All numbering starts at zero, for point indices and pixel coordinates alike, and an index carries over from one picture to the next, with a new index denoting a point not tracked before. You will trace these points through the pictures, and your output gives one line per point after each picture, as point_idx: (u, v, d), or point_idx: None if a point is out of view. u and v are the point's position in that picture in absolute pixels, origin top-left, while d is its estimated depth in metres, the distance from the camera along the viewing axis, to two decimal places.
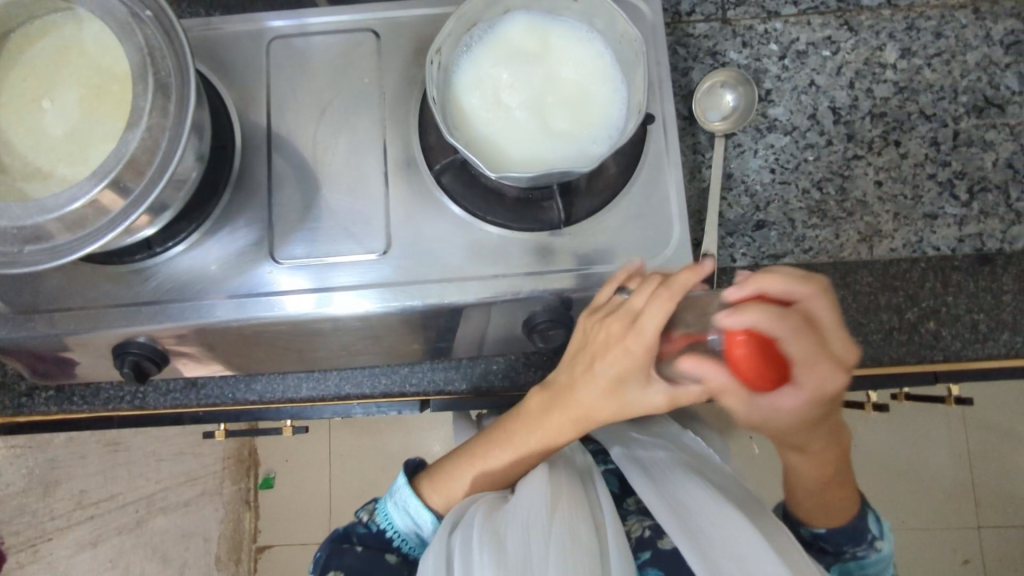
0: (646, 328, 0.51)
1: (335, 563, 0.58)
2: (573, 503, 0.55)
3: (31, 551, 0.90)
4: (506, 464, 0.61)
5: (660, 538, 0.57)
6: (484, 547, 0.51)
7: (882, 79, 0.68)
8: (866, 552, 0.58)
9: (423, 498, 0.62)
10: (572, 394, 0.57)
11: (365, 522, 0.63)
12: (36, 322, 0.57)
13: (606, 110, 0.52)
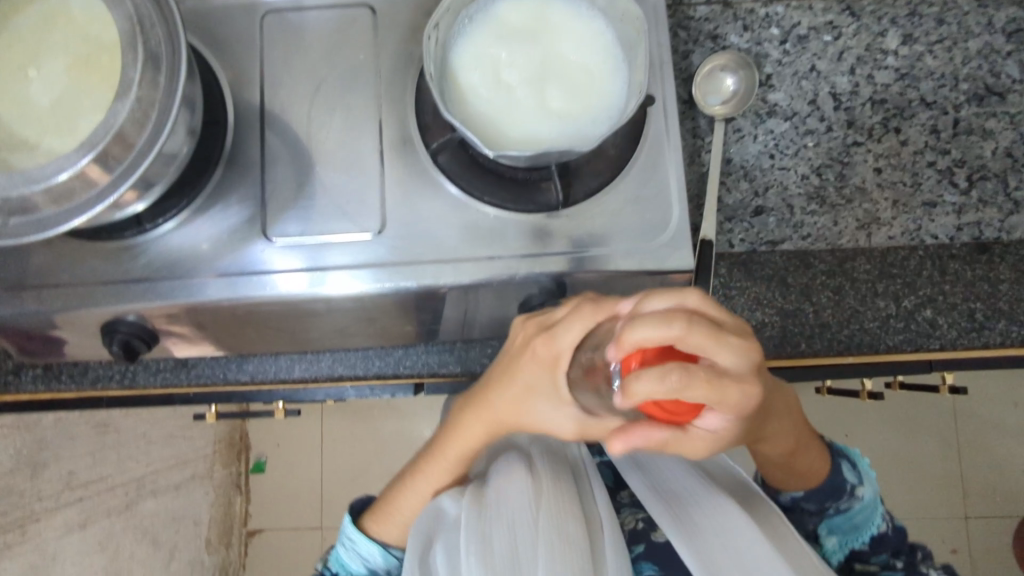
0: (560, 343, 0.51)
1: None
2: (564, 497, 0.56)
3: (19, 532, 0.81)
4: (438, 481, 0.62)
5: (654, 531, 0.58)
6: (472, 545, 0.52)
7: (883, 66, 0.67)
8: (848, 503, 0.59)
9: (366, 532, 0.64)
10: (487, 405, 0.58)
11: (322, 570, 0.66)
12: (23, 299, 0.56)
13: (606, 90, 0.51)
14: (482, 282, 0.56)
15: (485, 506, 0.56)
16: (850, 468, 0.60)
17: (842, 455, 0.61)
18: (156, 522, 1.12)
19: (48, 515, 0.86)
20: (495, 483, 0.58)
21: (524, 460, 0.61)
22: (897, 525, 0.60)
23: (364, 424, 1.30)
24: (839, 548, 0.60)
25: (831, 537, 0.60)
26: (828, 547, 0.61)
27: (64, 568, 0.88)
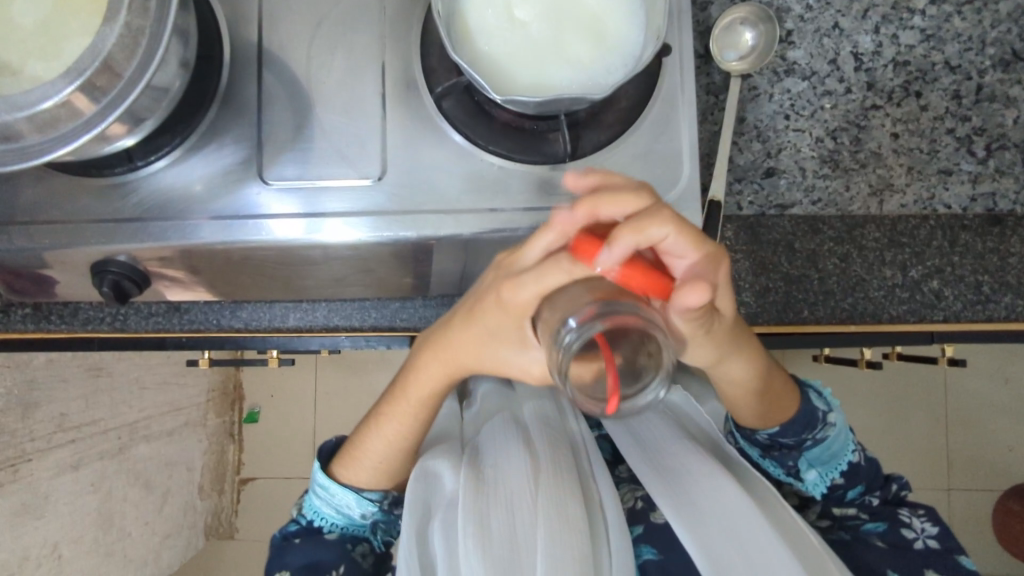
0: (529, 284, 0.45)
1: (279, 563, 0.64)
2: (564, 474, 0.54)
3: (11, 471, 0.80)
4: (402, 424, 0.63)
5: (653, 513, 0.58)
6: (468, 528, 0.50)
7: (908, 25, 0.64)
8: (823, 432, 0.59)
9: (334, 477, 0.66)
10: (447, 346, 0.58)
11: (295, 519, 0.67)
12: (10, 234, 0.54)
13: (623, 36, 0.48)
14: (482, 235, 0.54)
15: (482, 484, 0.53)
16: (818, 397, 0.61)
17: (812, 389, 0.61)
18: (149, 466, 1.13)
19: (40, 456, 0.85)
20: (490, 461, 0.57)
21: (522, 434, 0.60)
22: (869, 454, 0.62)
23: (355, 378, 1.33)
24: (820, 481, 0.60)
25: (811, 472, 0.60)
26: (811, 481, 0.60)
27: (57, 508, 0.89)
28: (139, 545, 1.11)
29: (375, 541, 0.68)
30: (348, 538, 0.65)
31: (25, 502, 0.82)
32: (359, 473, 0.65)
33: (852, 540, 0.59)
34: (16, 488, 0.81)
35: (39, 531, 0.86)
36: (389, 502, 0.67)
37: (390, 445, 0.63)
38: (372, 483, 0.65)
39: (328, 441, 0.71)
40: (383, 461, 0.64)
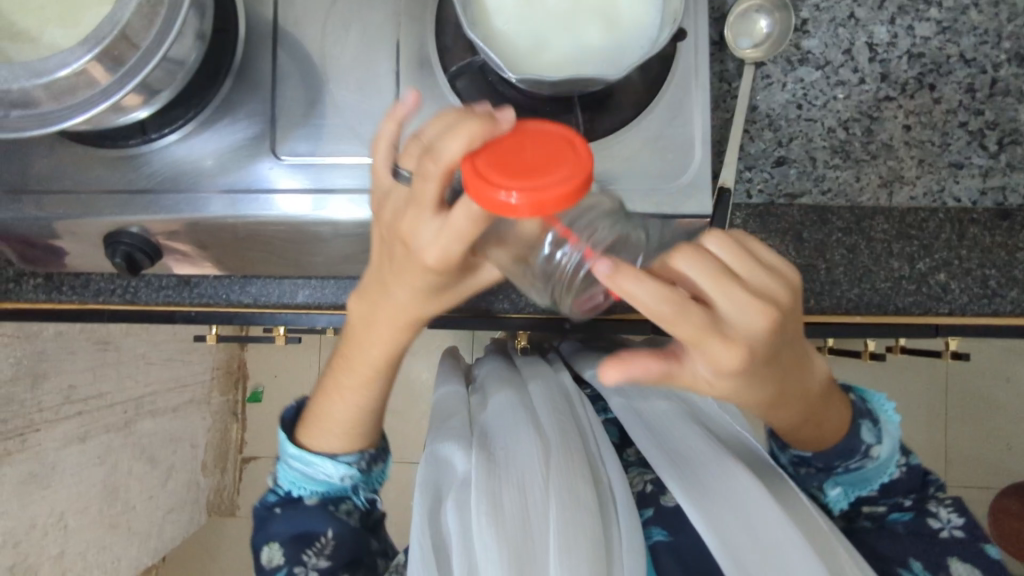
0: (431, 248, 0.40)
1: (263, 535, 0.59)
2: (574, 457, 0.54)
3: (19, 441, 0.81)
4: (357, 390, 0.57)
5: (664, 496, 0.58)
6: (480, 503, 0.49)
7: (925, 17, 0.64)
8: (859, 463, 0.53)
9: (305, 446, 0.59)
10: (391, 298, 0.49)
11: (273, 488, 0.61)
12: (23, 203, 0.55)
13: (640, 19, 0.48)
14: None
15: (494, 463, 0.53)
16: (868, 428, 0.53)
17: (865, 414, 0.54)
18: (153, 442, 1.13)
19: (48, 426, 0.86)
20: (501, 442, 0.56)
21: (530, 418, 0.60)
22: (911, 465, 0.55)
23: None
24: (842, 498, 0.55)
25: (835, 488, 0.55)
26: (834, 496, 0.55)
27: (63, 478, 0.90)
28: (142, 518, 1.12)
29: (359, 501, 0.61)
30: (330, 500, 0.59)
31: (31, 472, 0.83)
32: (331, 439, 0.59)
33: (873, 530, 0.54)
34: (24, 457, 0.82)
35: (45, 500, 0.87)
36: (367, 460, 0.61)
37: (359, 410, 0.58)
38: (347, 445, 0.59)
39: (287, 407, 0.64)
40: (354, 425, 0.58)
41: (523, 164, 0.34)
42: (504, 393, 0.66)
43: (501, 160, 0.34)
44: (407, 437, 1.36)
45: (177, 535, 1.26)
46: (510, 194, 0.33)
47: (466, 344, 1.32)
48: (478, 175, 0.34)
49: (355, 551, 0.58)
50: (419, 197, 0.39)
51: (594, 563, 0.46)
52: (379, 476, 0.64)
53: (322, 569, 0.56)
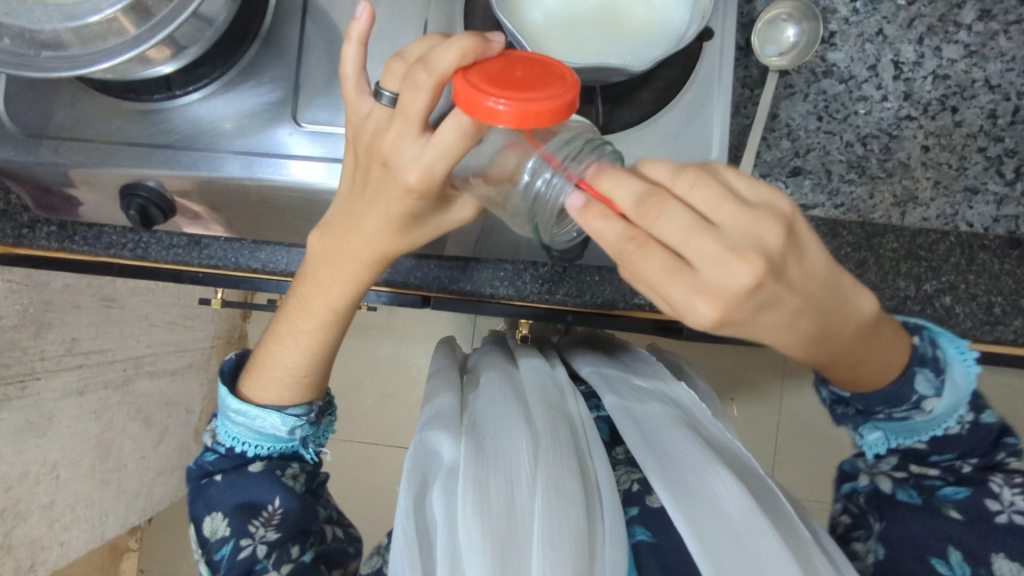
0: (410, 169, 0.43)
1: (204, 504, 0.58)
2: (563, 448, 0.54)
3: (19, 387, 0.81)
4: (321, 336, 0.59)
5: (649, 496, 0.58)
6: (467, 490, 0.49)
7: (953, 40, 0.64)
8: (906, 413, 0.50)
9: (250, 400, 0.60)
10: (358, 233, 0.51)
11: (211, 448, 0.60)
12: (42, 148, 0.55)
13: (669, 15, 0.49)
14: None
15: (483, 452, 0.53)
16: (926, 378, 0.49)
17: (928, 363, 0.49)
18: (149, 403, 1.14)
19: (49, 375, 0.86)
20: (492, 431, 0.56)
21: (521, 409, 0.60)
22: (974, 425, 0.51)
23: (360, 342, 1.36)
24: (882, 443, 0.53)
25: (875, 433, 0.52)
26: (870, 441, 0.53)
27: (58, 429, 0.91)
28: (132, 477, 1.12)
29: (308, 454, 0.63)
30: (275, 465, 0.59)
31: (28, 420, 0.84)
32: (276, 391, 0.60)
33: (921, 507, 0.51)
34: (22, 404, 0.82)
35: (40, 449, 0.87)
36: (316, 412, 0.62)
37: (314, 356, 0.60)
38: (296, 397, 0.61)
39: (227, 361, 0.64)
40: (305, 375, 0.60)
41: (511, 81, 0.37)
42: (496, 381, 0.67)
43: (493, 76, 0.37)
44: (399, 423, 1.37)
45: (166, 498, 1.27)
46: (498, 102, 0.36)
47: (466, 335, 1.33)
48: (472, 85, 0.37)
49: (303, 521, 0.59)
50: (407, 109, 0.42)
51: (577, 556, 0.46)
52: (325, 430, 0.66)
53: (270, 541, 0.56)
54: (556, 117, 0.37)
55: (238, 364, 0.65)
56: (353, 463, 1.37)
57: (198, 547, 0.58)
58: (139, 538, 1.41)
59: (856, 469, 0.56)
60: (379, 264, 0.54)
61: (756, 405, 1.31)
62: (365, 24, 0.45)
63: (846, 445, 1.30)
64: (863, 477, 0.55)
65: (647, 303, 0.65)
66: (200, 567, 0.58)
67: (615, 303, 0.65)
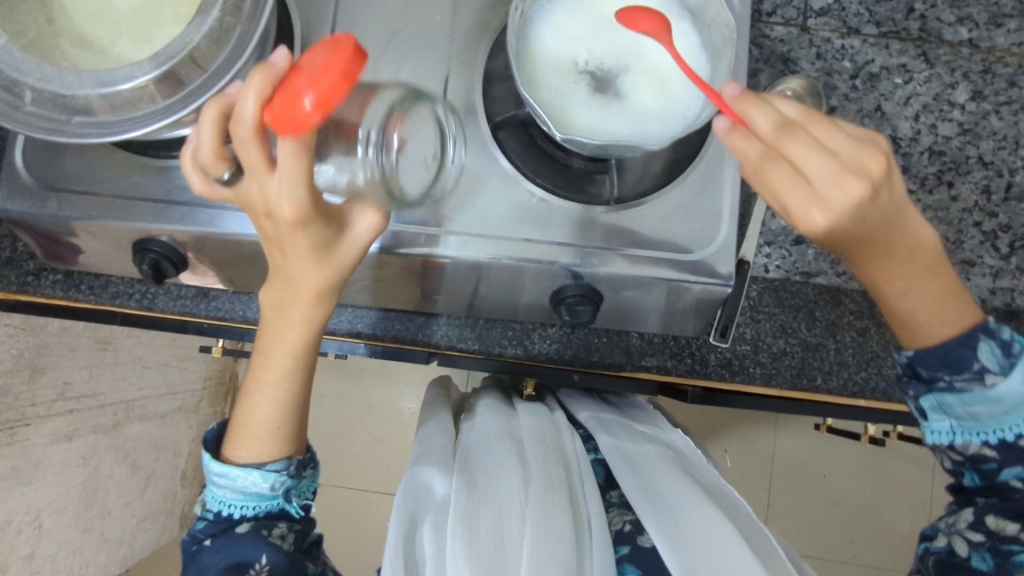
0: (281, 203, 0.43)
1: (195, 570, 0.55)
2: (557, 487, 0.53)
3: (8, 434, 0.80)
4: (284, 381, 0.56)
5: (641, 535, 0.54)
6: (457, 525, 0.47)
7: (948, 118, 0.67)
8: (967, 385, 0.48)
9: (230, 461, 0.57)
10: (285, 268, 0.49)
11: (202, 516, 0.57)
12: (58, 202, 0.56)
13: (685, 88, 0.49)
14: (502, 260, 0.55)
15: (475, 487, 0.52)
16: (993, 352, 0.47)
17: (996, 336, 0.47)
18: (137, 446, 1.11)
19: (39, 422, 0.85)
20: (485, 466, 0.55)
21: (515, 449, 0.59)
22: None
23: (354, 385, 1.35)
24: (946, 432, 0.49)
25: (942, 420, 0.49)
26: (933, 426, 0.50)
27: (45, 476, 0.88)
28: (115, 525, 1.09)
29: (294, 509, 0.59)
30: (262, 526, 0.56)
31: (15, 467, 0.82)
32: (255, 447, 0.57)
33: (990, 572, 0.47)
34: (10, 452, 0.80)
35: (24, 498, 0.85)
36: (296, 465, 0.58)
37: (283, 407, 0.57)
38: (275, 451, 0.57)
39: (209, 430, 0.61)
40: (279, 425, 0.57)
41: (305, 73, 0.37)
42: (492, 420, 0.66)
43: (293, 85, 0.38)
44: (390, 469, 1.35)
45: (147, 546, 1.23)
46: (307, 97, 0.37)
47: (461, 378, 1.33)
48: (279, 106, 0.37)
49: None
50: (249, 165, 0.42)
51: None
52: (312, 483, 0.62)
53: None
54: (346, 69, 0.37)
55: (221, 432, 0.61)
56: (341, 511, 1.33)
57: None
58: None
59: (936, 531, 0.52)
60: (323, 302, 0.52)
61: (749, 459, 1.31)
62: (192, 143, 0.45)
63: (837, 500, 1.30)
64: (941, 538, 0.51)
65: (653, 365, 0.66)
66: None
67: (621, 366, 0.66)
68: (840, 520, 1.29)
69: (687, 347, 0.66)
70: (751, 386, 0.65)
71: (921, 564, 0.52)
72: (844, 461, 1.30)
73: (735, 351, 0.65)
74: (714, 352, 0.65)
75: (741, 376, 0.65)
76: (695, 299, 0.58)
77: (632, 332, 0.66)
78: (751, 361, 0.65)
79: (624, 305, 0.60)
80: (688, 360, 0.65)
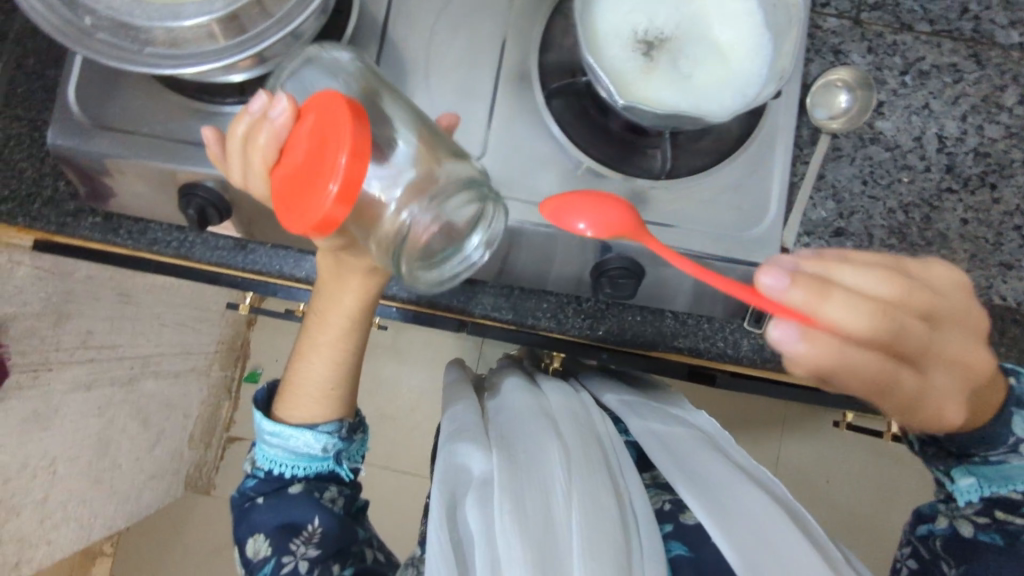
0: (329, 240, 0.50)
1: (247, 527, 0.56)
2: (596, 467, 0.52)
3: (32, 375, 0.80)
4: (342, 343, 0.59)
5: (682, 513, 0.55)
6: (505, 505, 0.47)
7: (995, 120, 0.67)
8: (1002, 457, 0.52)
9: (282, 420, 0.58)
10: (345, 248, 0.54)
11: (253, 474, 0.59)
12: (109, 140, 0.56)
13: (744, 69, 0.50)
14: (550, 227, 0.54)
15: (517, 464, 0.51)
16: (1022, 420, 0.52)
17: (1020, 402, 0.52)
18: (150, 403, 1.11)
19: (61, 367, 0.85)
20: (523, 441, 0.55)
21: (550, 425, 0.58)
22: None
23: (366, 359, 1.36)
24: (975, 489, 0.52)
25: (967, 477, 0.53)
26: (960, 485, 0.53)
27: (63, 421, 0.89)
28: (124, 479, 1.09)
29: (344, 472, 0.61)
30: (314, 487, 0.58)
31: (35, 410, 0.82)
32: (309, 407, 0.58)
33: (1004, 547, 0.49)
34: (33, 394, 0.81)
35: (42, 442, 0.85)
36: (347, 429, 0.60)
37: (337, 370, 0.59)
38: (327, 414, 0.59)
39: (259, 390, 0.62)
40: (333, 387, 0.59)
41: (317, 154, 0.40)
42: (522, 397, 0.66)
43: (306, 161, 0.41)
44: (397, 444, 1.35)
45: (152, 504, 1.24)
46: (328, 188, 0.39)
47: (474, 359, 1.33)
48: (303, 198, 0.41)
49: (343, 539, 0.56)
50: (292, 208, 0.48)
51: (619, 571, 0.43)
52: (360, 446, 0.64)
53: (312, 558, 0.54)
54: (359, 152, 0.39)
55: (269, 391, 0.63)
56: None
57: (241, 569, 0.56)
58: (115, 543, 1.37)
59: (934, 513, 0.54)
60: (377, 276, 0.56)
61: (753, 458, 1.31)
62: (217, 149, 0.50)
63: (841, 503, 1.30)
64: (942, 519, 0.53)
65: (686, 346, 0.66)
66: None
67: (654, 345, 0.66)
68: (842, 524, 1.30)
69: (721, 330, 0.66)
70: (782, 373, 0.66)
71: (922, 545, 0.53)
72: (850, 466, 1.30)
73: (768, 338, 0.65)
74: (747, 337, 0.65)
75: (773, 362, 0.65)
76: (736, 282, 0.58)
77: (667, 312, 0.66)
78: (783, 349, 0.65)
79: (665, 282, 0.60)
80: (720, 344, 0.65)
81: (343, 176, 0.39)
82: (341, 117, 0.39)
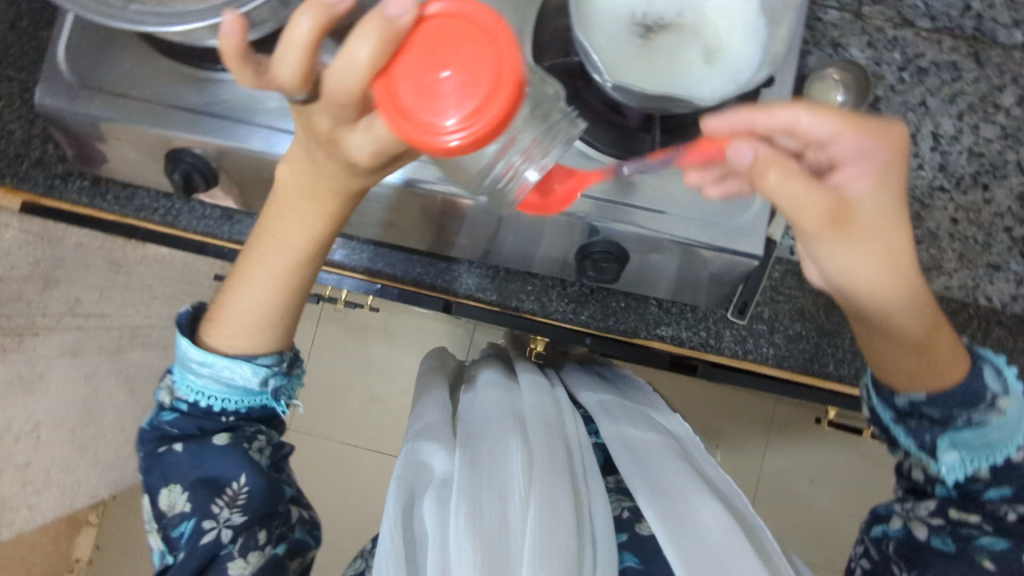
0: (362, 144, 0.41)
1: (160, 475, 0.52)
2: (559, 470, 0.51)
3: (17, 339, 0.80)
4: (291, 266, 0.52)
5: (639, 523, 0.55)
6: (460, 499, 0.46)
7: (991, 120, 0.66)
8: (983, 416, 0.48)
9: (214, 349, 0.53)
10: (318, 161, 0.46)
11: (171, 406, 0.53)
12: (96, 102, 0.55)
13: (741, 51, 0.49)
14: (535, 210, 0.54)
15: (478, 463, 0.50)
16: (993, 375, 0.49)
17: (987, 358, 0.50)
18: (139, 374, 1.11)
19: (47, 333, 0.85)
20: (488, 440, 0.53)
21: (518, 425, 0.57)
22: None
23: (357, 341, 1.35)
24: (957, 467, 0.49)
25: (951, 453, 0.49)
26: (942, 461, 0.49)
27: (48, 387, 0.89)
28: (109, 449, 1.09)
29: (278, 407, 0.57)
30: (242, 436, 0.54)
31: (19, 374, 0.82)
32: (248, 335, 0.53)
33: (954, 555, 0.48)
34: (17, 357, 0.81)
35: (27, 406, 0.85)
36: (287, 362, 0.56)
37: (285, 299, 0.53)
38: (269, 343, 0.54)
39: (180, 313, 0.55)
40: (276, 316, 0.53)
41: (449, 78, 0.34)
42: (495, 394, 0.64)
43: (428, 77, 0.34)
44: (384, 427, 1.35)
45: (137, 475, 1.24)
46: (444, 118, 0.34)
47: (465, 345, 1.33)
48: (416, 118, 0.34)
49: (271, 501, 0.53)
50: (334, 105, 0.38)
51: None
52: (296, 381, 0.59)
53: (236, 526, 0.51)
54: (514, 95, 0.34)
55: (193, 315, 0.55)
56: (332, 463, 1.34)
57: (149, 516, 0.53)
58: (100, 513, 1.38)
59: (890, 513, 0.53)
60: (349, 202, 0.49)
61: (738, 455, 1.31)
62: (234, 39, 0.38)
63: (825, 504, 1.30)
64: (897, 521, 0.52)
65: (668, 335, 0.66)
66: (151, 539, 0.52)
67: (636, 332, 0.66)
68: (825, 525, 1.30)
69: (704, 320, 0.66)
70: (763, 365, 0.66)
71: (878, 548, 0.53)
72: (836, 468, 1.30)
73: (750, 329, 0.65)
74: (730, 328, 0.65)
75: (754, 354, 0.65)
76: (719, 272, 0.58)
77: (651, 300, 0.66)
78: (765, 341, 0.65)
79: (650, 268, 0.60)
80: (703, 333, 0.66)
81: (492, 118, 0.34)
82: (495, 46, 0.33)
